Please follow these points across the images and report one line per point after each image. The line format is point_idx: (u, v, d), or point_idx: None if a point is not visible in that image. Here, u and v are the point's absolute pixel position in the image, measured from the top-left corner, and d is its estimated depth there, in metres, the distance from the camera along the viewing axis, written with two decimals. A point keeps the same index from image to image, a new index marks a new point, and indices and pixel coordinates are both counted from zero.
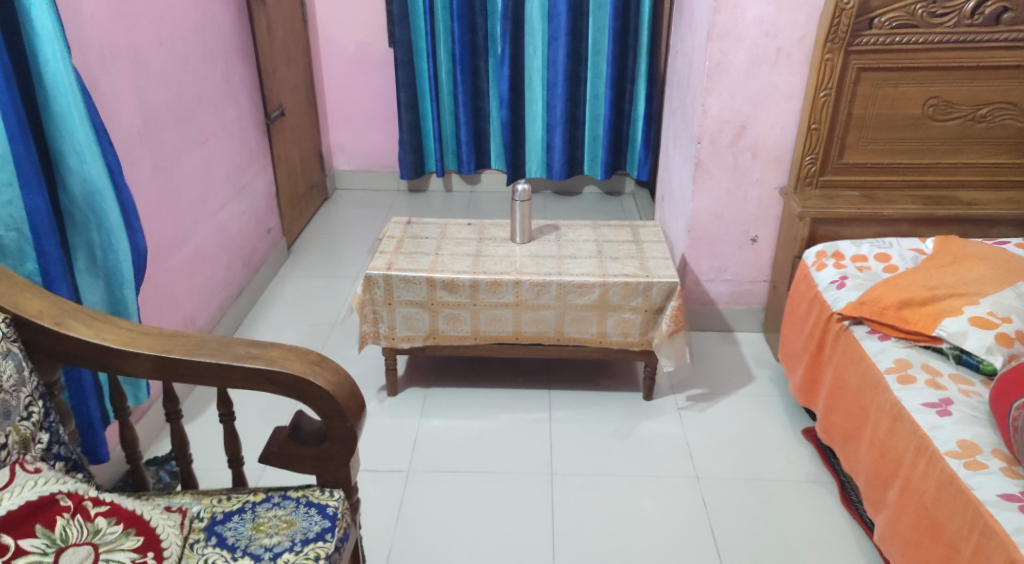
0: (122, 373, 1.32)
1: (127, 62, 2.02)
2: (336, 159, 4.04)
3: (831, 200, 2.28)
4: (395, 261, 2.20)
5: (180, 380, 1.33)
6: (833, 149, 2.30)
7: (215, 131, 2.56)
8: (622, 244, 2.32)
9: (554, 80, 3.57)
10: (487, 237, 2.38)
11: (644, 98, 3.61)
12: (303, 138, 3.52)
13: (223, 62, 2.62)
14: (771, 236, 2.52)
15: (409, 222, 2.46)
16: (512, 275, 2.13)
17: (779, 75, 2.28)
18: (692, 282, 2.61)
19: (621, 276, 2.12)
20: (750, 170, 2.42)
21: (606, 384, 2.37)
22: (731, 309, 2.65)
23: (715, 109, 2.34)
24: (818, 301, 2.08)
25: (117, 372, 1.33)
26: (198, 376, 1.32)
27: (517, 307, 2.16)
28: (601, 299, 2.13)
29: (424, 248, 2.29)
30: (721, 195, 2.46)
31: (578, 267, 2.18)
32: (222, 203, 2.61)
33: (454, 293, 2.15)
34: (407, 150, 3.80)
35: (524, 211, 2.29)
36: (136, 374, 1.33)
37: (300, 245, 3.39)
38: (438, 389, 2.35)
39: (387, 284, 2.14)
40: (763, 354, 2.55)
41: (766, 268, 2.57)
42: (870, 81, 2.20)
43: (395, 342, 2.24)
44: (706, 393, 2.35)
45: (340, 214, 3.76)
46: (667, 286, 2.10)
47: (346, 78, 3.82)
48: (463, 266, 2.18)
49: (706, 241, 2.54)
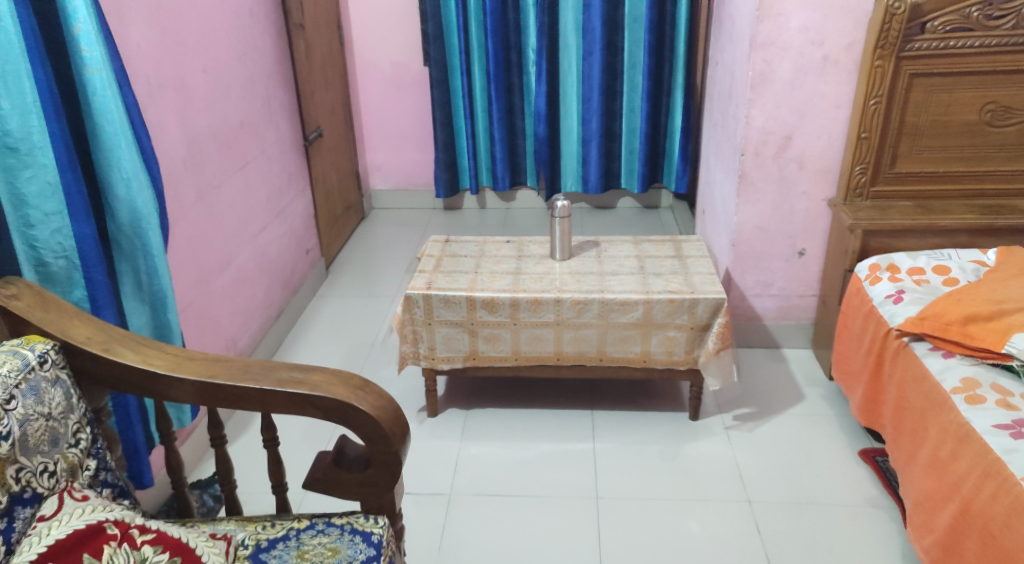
0: (167, 399, 1.31)
1: (172, 88, 2.05)
2: (373, 179, 4.06)
3: (884, 211, 2.21)
4: (435, 281, 2.18)
5: (225, 405, 1.32)
6: (884, 159, 2.23)
7: (256, 154, 2.59)
8: (664, 259, 2.27)
9: (589, 95, 3.54)
10: (526, 254, 2.34)
11: (681, 110, 3.55)
12: (341, 158, 3.55)
13: (264, 86, 2.65)
14: (819, 249, 2.44)
15: (447, 240, 2.44)
16: (552, 294, 2.09)
17: (825, 84, 2.22)
18: (738, 298, 2.54)
19: (665, 293, 2.07)
20: (796, 182, 2.36)
21: (650, 404, 2.31)
22: (778, 325, 2.57)
23: (759, 120, 2.28)
24: (873, 317, 2.03)
25: (163, 398, 1.33)
26: (241, 401, 1.31)
27: (558, 326, 2.12)
28: (645, 317, 2.08)
29: (463, 266, 2.27)
30: (767, 208, 2.40)
31: (620, 284, 2.13)
32: (263, 225, 2.63)
33: (494, 312, 2.12)
34: (442, 168, 3.81)
35: (564, 228, 2.25)
36: (181, 400, 1.32)
37: (339, 265, 3.41)
38: (479, 409, 2.32)
39: (427, 303, 2.12)
40: (813, 372, 2.46)
41: (814, 282, 2.49)
42: (922, 87, 2.13)
43: (435, 363, 2.21)
44: (755, 412, 2.27)
45: (377, 234, 3.77)
46: (713, 302, 2.04)
47: (382, 98, 3.84)
48: (503, 284, 2.15)
49: (752, 255, 2.47)
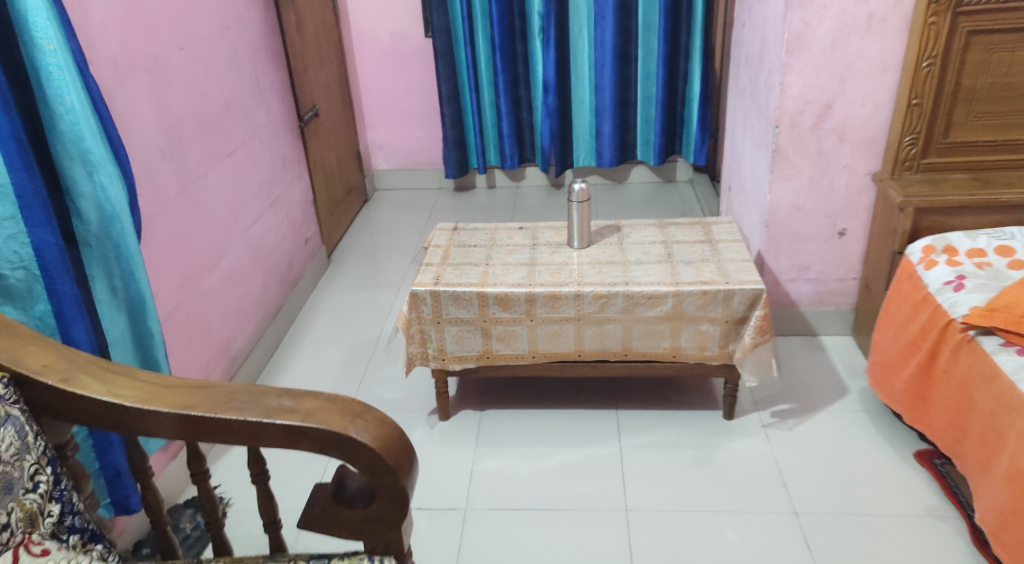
0: (143, 436, 1.12)
1: (145, 69, 1.85)
2: (375, 159, 3.85)
3: (937, 185, 2.00)
4: (443, 274, 1.99)
5: (208, 440, 1.13)
6: (937, 127, 2.01)
7: (246, 138, 2.39)
8: (693, 245, 2.07)
9: (602, 61, 3.30)
10: (541, 242, 2.15)
11: (700, 77, 3.31)
12: (339, 139, 3.34)
13: (252, 64, 2.44)
14: (860, 228, 2.24)
15: (455, 229, 2.25)
16: (572, 286, 1.90)
17: (870, 45, 2.00)
18: (771, 283, 2.34)
19: (697, 283, 1.87)
20: (837, 156, 2.15)
21: (679, 402, 2.12)
22: (815, 312, 2.38)
23: (795, 87, 2.06)
24: (926, 305, 1.83)
25: (138, 434, 1.13)
26: (226, 435, 1.12)
27: (579, 322, 1.93)
28: (674, 310, 1.89)
29: (473, 258, 2.08)
30: (803, 185, 2.19)
31: (646, 275, 1.94)
32: (255, 216, 2.44)
33: (508, 309, 1.93)
34: (449, 147, 3.59)
35: (583, 213, 2.05)
36: (159, 435, 1.13)
37: (340, 253, 3.22)
38: (494, 410, 2.15)
39: (435, 301, 1.94)
40: (855, 362, 2.27)
41: (855, 264, 2.29)
42: (982, 46, 1.91)
43: (445, 363, 2.03)
44: (795, 408, 2.08)
45: (380, 218, 3.57)
46: (749, 293, 1.85)
47: (381, 72, 3.61)
48: (517, 277, 1.97)
49: (787, 237, 2.27)
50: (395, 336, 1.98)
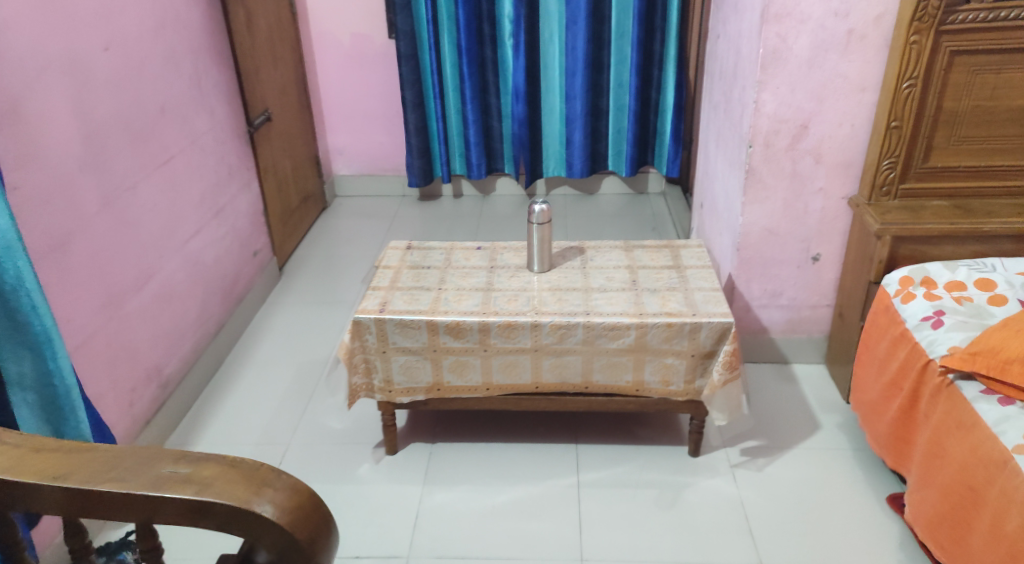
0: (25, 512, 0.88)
1: (62, 73, 1.68)
2: (335, 164, 3.68)
3: (916, 212, 1.90)
4: (391, 300, 1.84)
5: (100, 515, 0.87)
6: (916, 151, 1.91)
7: (186, 145, 2.22)
8: (660, 270, 1.95)
9: (573, 68, 3.15)
10: (499, 264, 2.01)
11: (674, 86, 3.19)
12: (295, 143, 3.17)
13: (193, 65, 2.28)
14: (835, 253, 2.14)
15: (408, 247, 2.10)
16: (528, 316, 1.76)
17: (849, 63, 1.89)
18: (742, 308, 2.23)
19: (662, 315, 1.75)
20: (812, 178, 2.04)
21: (643, 437, 2.00)
22: (787, 339, 2.27)
23: (770, 106, 1.95)
24: (905, 343, 1.73)
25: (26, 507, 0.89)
26: (116, 513, 0.85)
27: (536, 353, 1.79)
28: (638, 343, 1.76)
29: (426, 281, 1.93)
30: (777, 208, 2.08)
31: (609, 304, 1.81)
32: (195, 228, 2.26)
33: (460, 338, 1.79)
34: (413, 154, 3.44)
35: (543, 235, 1.91)
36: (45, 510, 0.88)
37: (294, 264, 3.05)
38: (446, 443, 2.00)
39: (380, 329, 1.79)
40: (828, 394, 2.16)
41: (829, 290, 2.19)
42: (965, 67, 1.81)
43: (392, 396, 1.88)
44: (766, 446, 1.96)
45: (339, 227, 3.40)
46: (717, 327, 1.72)
47: (342, 74, 3.45)
48: (470, 304, 1.82)
49: (759, 261, 2.16)
50: (337, 366, 1.82)
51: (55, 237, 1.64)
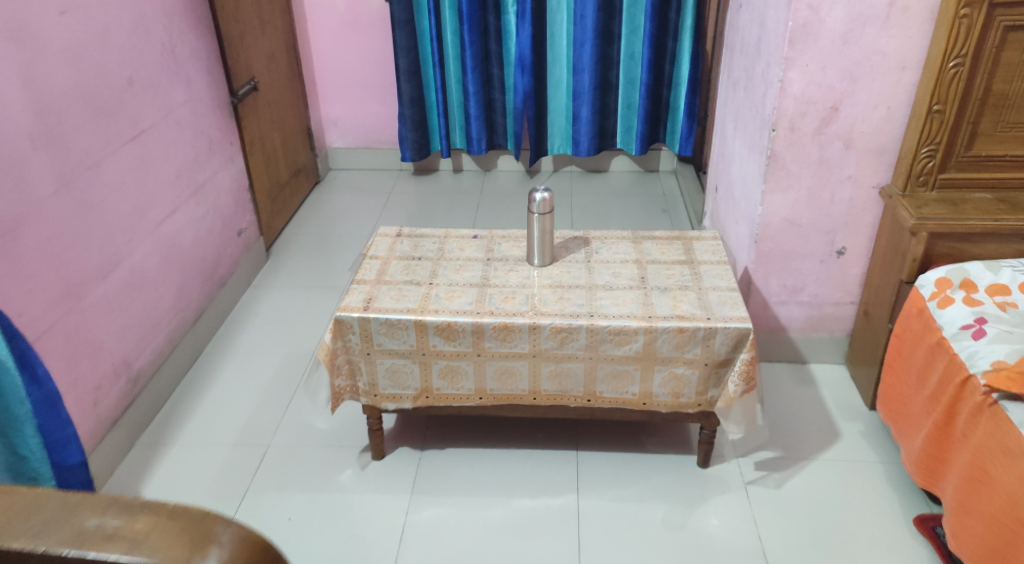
0: None
1: (12, 41, 1.51)
2: (329, 136, 3.49)
3: (957, 206, 1.72)
4: (377, 296, 1.69)
5: None
6: (959, 138, 1.73)
7: (162, 119, 2.05)
8: (671, 266, 1.79)
9: (581, 38, 2.94)
10: (497, 257, 1.84)
11: (689, 57, 2.97)
12: (286, 114, 2.98)
13: (169, 31, 2.10)
14: (862, 247, 1.97)
15: (399, 234, 1.94)
16: (526, 317, 1.61)
17: (888, 39, 1.70)
18: (758, 304, 2.08)
19: (673, 319, 1.59)
20: (841, 165, 1.86)
21: (647, 445, 1.86)
22: (805, 337, 2.12)
23: (797, 85, 1.76)
24: (944, 353, 1.56)
25: None
26: None
27: (535, 359, 1.64)
28: (646, 350, 1.61)
29: (416, 274, 1.78)
30: (801, 197, 1.91)
31: (615, 305, 1.65)
32: (172, 209, 2.10)
33: (451, 341, 1.64)
34: (409, 126, 3.25)
35: (545, 226, 1.74)
36: None
37: (284, 244, 2.89)
38: (438, 449, 1.87)
39: (364, 328, 1.63)
40: (849, 400, 2.01)
41: (854, 286, 2.03)
42: (1019, 45, 1.62)
43: (377, 400, 1.74)
44: (783, 459, 1.82)
45: (333, 203, 3.23)
46: (732, 333, 1.57)
47: (336, 40, 3.24)
48: (464, 303, 1.66)
49: (779, 255, 2.00)
50: (316, 368, 1.67)
51: (3, 223, 1.49)
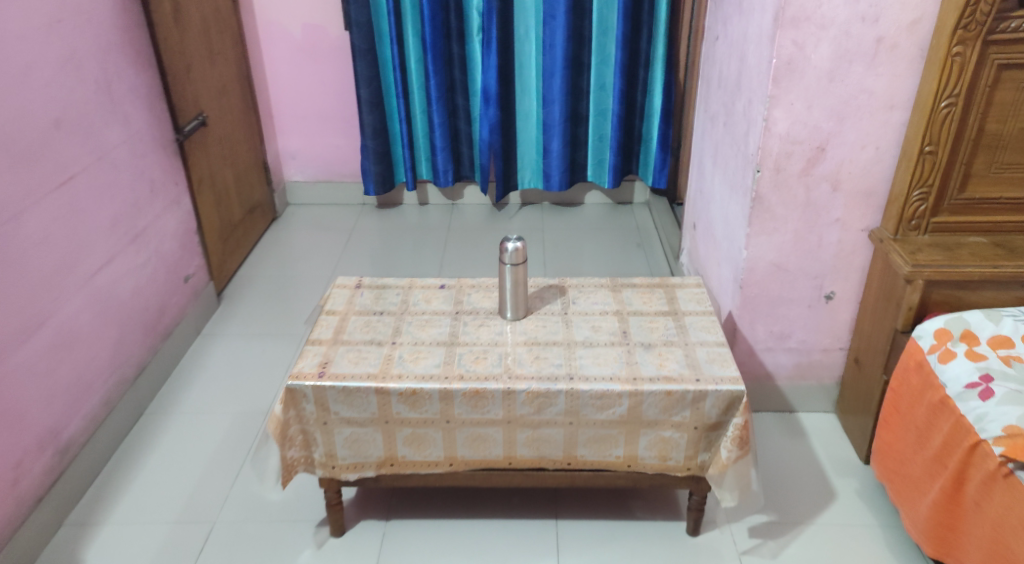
0: None
1: None
2: (287, 169, 3.31)
3: (952, 251, 1.64)
4: (334, 359, 1.53)
5: None
6: (952, 180, 1.65)
7: (94, 162, 1.87)
8: (654, 318, 1.66)
9: (550, 69, 2.83)
10: (466, 309, 1.70)
11: (661, 89, 2.89)
12: (240, 149, 2.81)
13: (103, 66, 1.93)
14: (851, 292, 1.87)
15: (359, 285, 1.79)
16: (499, 382, 1.46)
17: (876, 78, 1.61)
18: (744, 351, 1.96)
19: (659, 381, 1.46)
20: (828, 207, 1.76)
21: (633, 510, 1.72)
22: (793, 385, 2.01)
23: (783, 125, 1.67)
24: (948, 412, 1.46)
25: None
26: None
27: (510, 425, 1.49)
28: (631, 414, 1.47)
29: (378, 331, 1.63)
30: (787, 241, 1.81)
31: (596, 364, 1.51)
32: (108, 258, 1.91)
33: (417, 408, 1.47)
34: (371, 159, 3.09)
35: (518, 278, 1.61)
36: None
37: (237, 287, 2.70)
38: (404, 520, 1.70)
39: (320, 397, 1.47)
40: (841, 452, 1.90)
41: (843, 332, 1.93)
42: (1012, 84, 1.55)
43: (335, 473, 1.56)
44: (778, 523, 1.69)
45: (291, 241, 3.05)
46: (723, 395, 1.44)
47: (293, 70, 3.08)
48: (430, 366, 1.51)
49: (765, 300, 1.89)
50: (265, 442, 1.48)
51: None
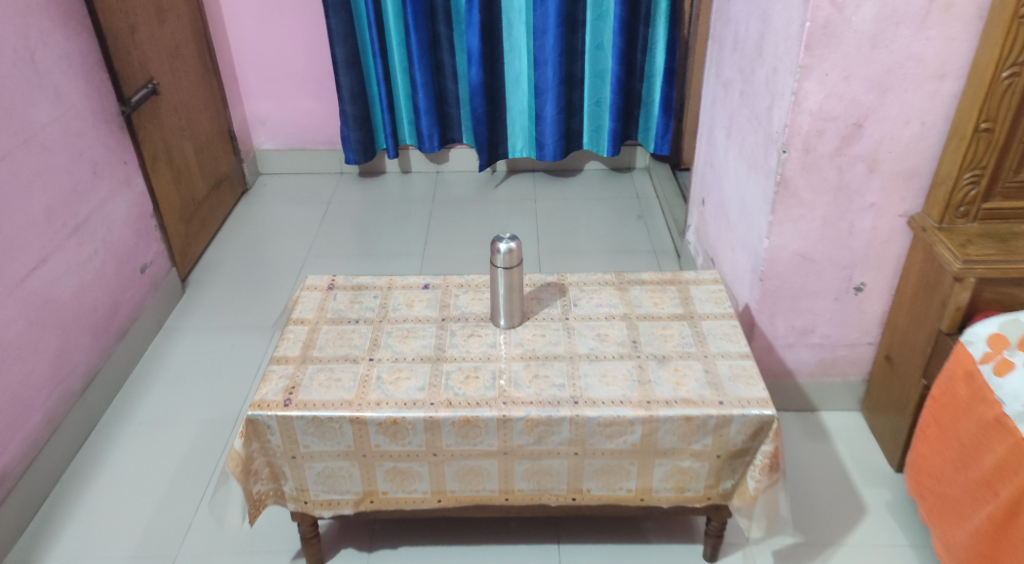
0: None
1: None
2: (256, 136, 3.03)
3: (1007, 242, 1.44)
4: (302, 383, 1.32)
5: None
6: (1009, 160, 1.43)
7: (20, 146, 1.63)
8: (667, 323, 1.47)
9: (542, 26, 2.56)
10: (453, 315, 1.49)
11: (664, 46, 2.63)
12: (200, 117, 2.54)
13: (25, 33, 1.66)
14: (883, 282, 1.68)
15: (331, 286, 1.58)
16: (493, 409, 1.27)
17: (926, 42, 1.38)
18: (763, 348, 1.78)
19: (677, 405, 1.27)
20: (863, 191, 1.55)
21: (645, 533, 1.55)
22: (815, 382, 1.83)
23: (815, 98, 1.44)
24: (1004, 433, 1.28)
25: None
26: None
27: (506, 457, 1.30)
28: (644, 443, 1.29)
29: (353, 345, 1.42)
30: (814, 228, 1.60)
31: (604, 383, 1.32)
32: (45, 255, 1.69)
33: (399, 440, 1.28)
34: (350, 126, 2.83)
35: (512, 282, 1.40)
36: None
37: (203, 272, 2.47)
38: (390, 550, 1.53)
39: (286, 430, 1.27)
40: (868, 457, 1.74)
41: (872, 326, 1.74)
42: None
43: (308, 508, 1.37)
44: (806, 545, 1.54)
45: (263, 217, 2.81)
46: (750, 421, 1.26)
47: (258, 27, 2.78)
48: (413, 389, 1.31)
49: (787, 293, 1.69)
50: (224, 481, 1.26)
51: None
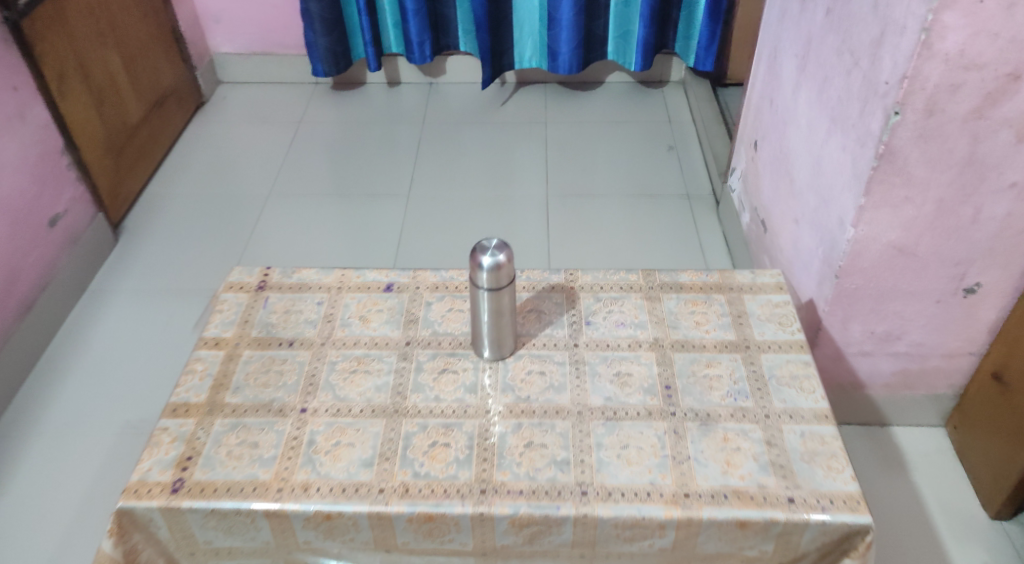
0: None
1: None
2: (212, 38, 2.53)
3: None
4: (204, 451, 0.95)
5: None
6: None
7: None
8: (714, 358, 1.06)
9: None
10: (421, 337, 1.10)
11: None
12: (129, 19, 2.05)
13: None
14: (1005, 284, 1.25)
15: (261, 289, 1.19)
16: (466, 502, 0.89)
17: None
18: (830, 356, 1.38)
19: (730, 502, 0.89)
20: (1003, 168, 1.10)
21: None
22: (892, 396, 1.45)
23: (957, 38, 0.96)
24: None
25: None
26: None
27: (485, 558, 0.95)
28: (678, 548, 0.92)
29: (280, 385, 1.04)
30: (923, 215, 1.16)
31: (625, 462, 0.93)
32: None
33: (336, 537, 0.92)
34: (318, 30, 2.32)
35: (500, 307, 0.99)
36: None
37: (144, 213, 2.06)
38: None
39: (177, 524, 0.91)
40: (955, 497, 1.38)
41: (978, 334, 1.33)
42: None
43: None
44: None
45: (221, 139, 2.36)
46: (831, 530, 0.88)
47: None
48: (356, 465, 0.94)
49: (873, 294, 1.27)
50: None
51: None
